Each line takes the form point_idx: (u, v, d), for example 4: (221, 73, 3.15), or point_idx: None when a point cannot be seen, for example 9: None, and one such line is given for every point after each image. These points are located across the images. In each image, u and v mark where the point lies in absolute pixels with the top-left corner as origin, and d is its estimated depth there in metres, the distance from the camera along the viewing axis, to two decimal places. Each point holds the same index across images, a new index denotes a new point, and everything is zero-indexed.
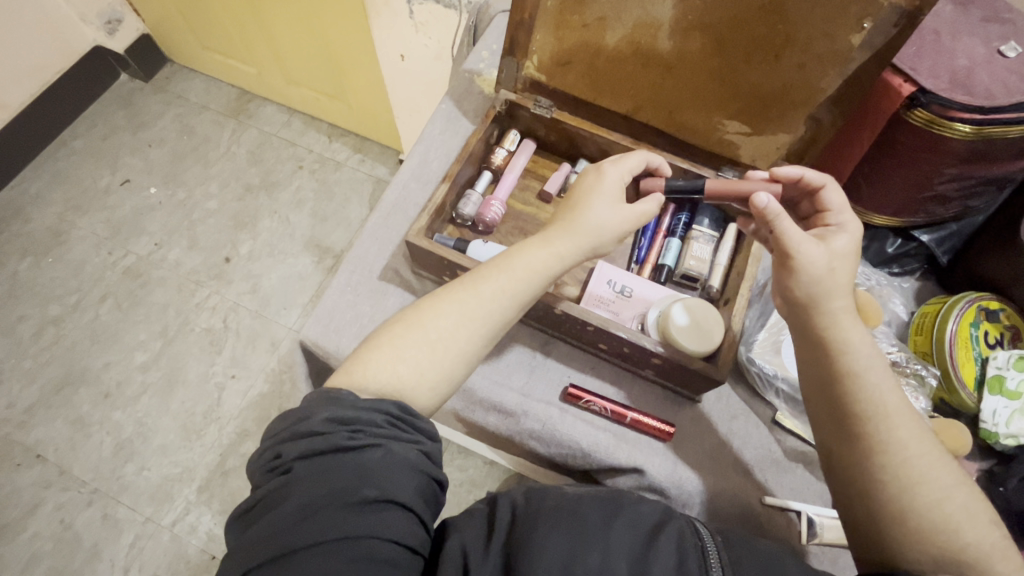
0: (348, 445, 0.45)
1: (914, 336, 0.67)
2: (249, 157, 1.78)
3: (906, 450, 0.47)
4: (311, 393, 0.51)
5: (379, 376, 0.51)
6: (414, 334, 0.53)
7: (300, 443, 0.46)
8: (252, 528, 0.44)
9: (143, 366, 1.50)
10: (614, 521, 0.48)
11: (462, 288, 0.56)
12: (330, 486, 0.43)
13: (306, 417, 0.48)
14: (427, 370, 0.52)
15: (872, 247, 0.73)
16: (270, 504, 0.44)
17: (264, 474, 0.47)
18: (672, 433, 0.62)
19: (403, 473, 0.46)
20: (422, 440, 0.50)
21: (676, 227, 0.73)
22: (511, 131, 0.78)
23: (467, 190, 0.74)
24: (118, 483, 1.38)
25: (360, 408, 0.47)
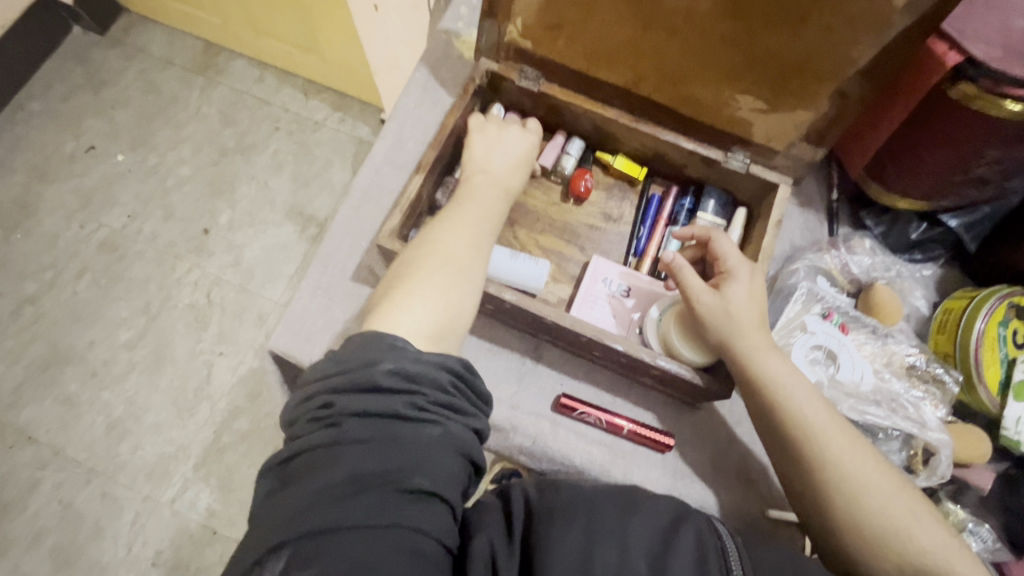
0: (409, 415, 0.41)
1: (935, 335, 0.61)
2: (222, 118, 1.66)
3: (841, 463, 0.47)
4: (365, 332, 0.45)
5: (427, 308, 0.47)
6: (449, 271, 0.50)
7: (358, 397, 0.41)
8: (289, 491, 0.38)
9: (129, 344, 1.45)
10: (629, 514, 0.43)
11: (448, 227, 0.53)
12: (382, 461, 0.38)
13: (368, 362, 0.42)
14: (464, 304, 0.50)
15: (893, 233, 0.66)
16: (313, 465, 0.39)
17: (308, 422, 0.41)
18: (670, 444, 0.58)
19: (456, 457, 0.41)
20: (476, 417, 0.45)
21: (679, 214, 0.67)
22: (494, 106, 0.68)
23: (446, 178, 0.67)
24: (114, 462, 1.37)
25: (424, 363, 0.43)
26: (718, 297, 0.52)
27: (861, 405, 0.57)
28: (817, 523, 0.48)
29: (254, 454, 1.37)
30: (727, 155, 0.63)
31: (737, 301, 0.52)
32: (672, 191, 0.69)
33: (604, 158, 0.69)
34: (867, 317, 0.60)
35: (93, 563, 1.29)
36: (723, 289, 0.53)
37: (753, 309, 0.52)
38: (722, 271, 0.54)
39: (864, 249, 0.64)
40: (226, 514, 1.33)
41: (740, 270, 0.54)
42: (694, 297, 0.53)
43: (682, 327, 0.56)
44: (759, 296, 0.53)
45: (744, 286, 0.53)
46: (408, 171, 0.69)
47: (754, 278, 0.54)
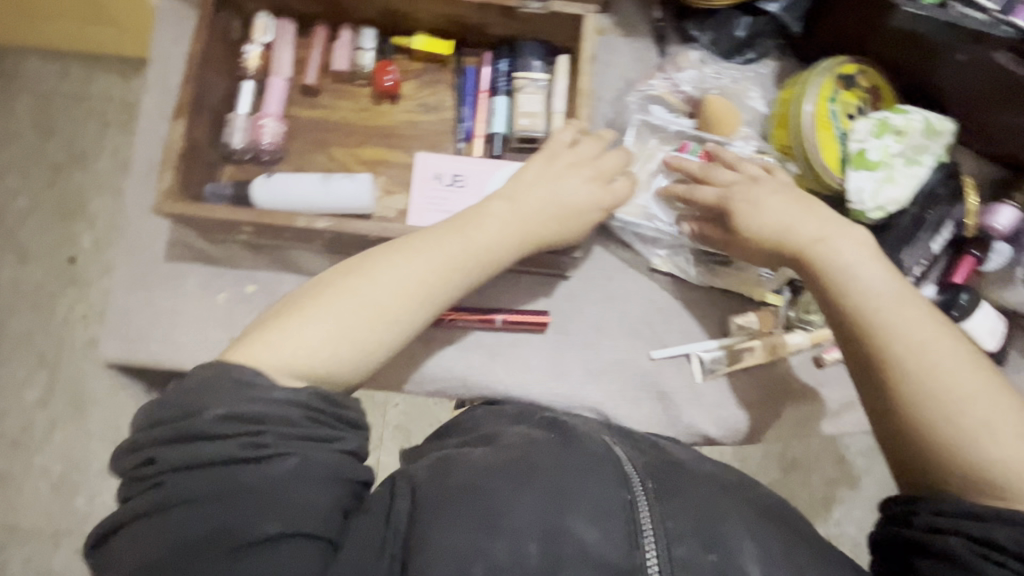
0: (245, 458, 0.38)
1: (775, 129, 0.59)
2: (35, 127, 1.31)
3: (912, 359, 0.45)
4: (202, 368, 0.41)
5: (305, 349, 0.43)
6: (355, 309, 0.45)
7: (184, 450, 0.38)
8: (127, 560, 0.37)
9: (41, 402, 1.26)
10: (524, 492, 0.43)
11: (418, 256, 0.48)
12: (216, 518, 0.36)
13: (195, 411, 0.39)
14: (362, 349, 0.45)
15: (721, 37, 0.61)
16: (141, 534, 0.37)
17: (136, 482, 0.39)
18: (546, 321, 0.58)
19: (314, 486, 0.39)
20: (346, 438, 0.42)
21: (498, 82, 0.60)
22: (257, 16, 0.58)
23: (228, 116, 0.57)
24: (77, 516, 1.24)
25: (268, 403, 0.39)
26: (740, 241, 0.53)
27: None
28: (876, 417, 0.47)
29: None
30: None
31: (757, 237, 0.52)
32: (486, 57, 0.62)
33: (402, 42, 0.61)
34: (707, 134, 0.59)
35: None
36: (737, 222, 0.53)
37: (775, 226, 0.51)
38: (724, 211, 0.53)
39: (691, 63, 0.61)
40: None
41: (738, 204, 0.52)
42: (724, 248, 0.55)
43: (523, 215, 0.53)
44: (776, 209, 0.51)
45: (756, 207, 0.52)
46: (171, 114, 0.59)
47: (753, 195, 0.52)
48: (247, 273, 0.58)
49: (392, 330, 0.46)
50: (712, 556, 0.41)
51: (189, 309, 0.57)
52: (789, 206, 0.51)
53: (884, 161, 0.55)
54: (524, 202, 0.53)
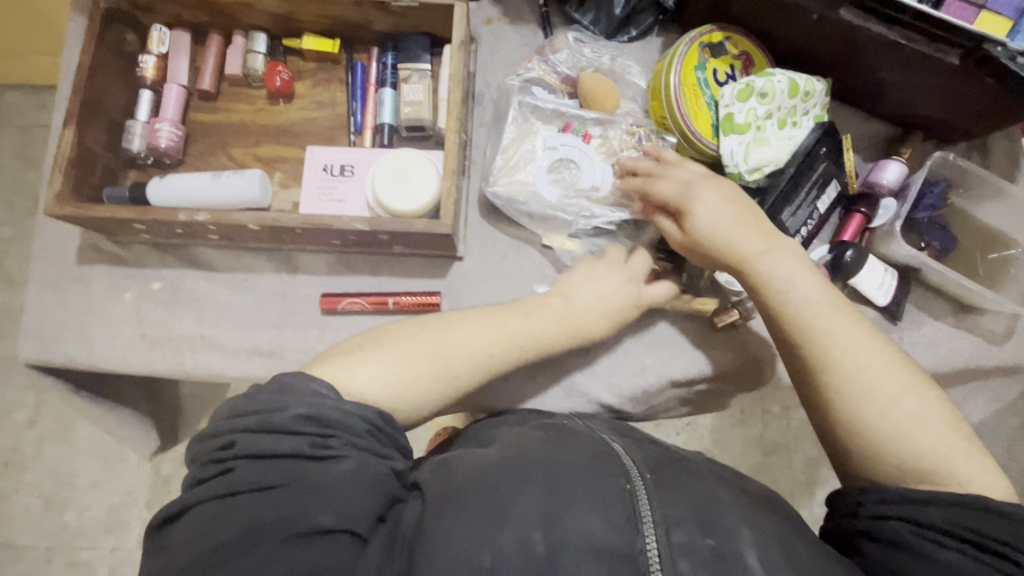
0: (312, 454, 0.40)
1: (652, 102, 0.61)
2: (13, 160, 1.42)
3: (851, 363, 0.47)
4: (285, 376, 0.44)
5: (373, 377, 0.47)
6: (424, 349, 0.50)
7: (258, 439, 0.40)
8: (182, 545, 0.38)
9: (28, 422, 1.39)
10: (524, 488, 0.41)
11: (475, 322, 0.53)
12: (281, 508, 0.38)
13: (279, 407, 0.41)
14: (428, 384, 0.49)
15: (602, 16, 0.63)
16: (207, 519, 0.38)
17: (206, 465, 0.41)
18: (438, 302, 0.59)
19: (367, 489, 0.40)
20: (397, 457, 0.45)
21: (385, 76, 0.63)
22: (153, 28, 0.62)
23: (128, 122, 0.60)
24: (68, 532, 1.36)
25: (344, 411, 0.43)
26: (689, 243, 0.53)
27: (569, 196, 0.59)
28: (816, 420, 0.50)
29: None
30: None
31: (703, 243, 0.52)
32: (374, 52, 0.64)
33: (292, 44, 0.64)
34: (587, 110, 0.60)
35: None
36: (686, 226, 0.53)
37: (722, 232, 0.51)
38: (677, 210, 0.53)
39: (566, 43, 0.62)
40: None
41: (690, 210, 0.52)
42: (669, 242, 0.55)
43: (395, 198, 0.55)
44: (727, 216, 0.51)
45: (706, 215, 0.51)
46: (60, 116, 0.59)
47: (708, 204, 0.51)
48: (152, 272, 0.61)
49: (458, 370, 0.50)
50: (710, 540, 0.40)
51: (100, 309, 0.60)
52: (737, 218, 0.51)
53: (751, 123, 0.56)
54: (396, 183, 0.55)
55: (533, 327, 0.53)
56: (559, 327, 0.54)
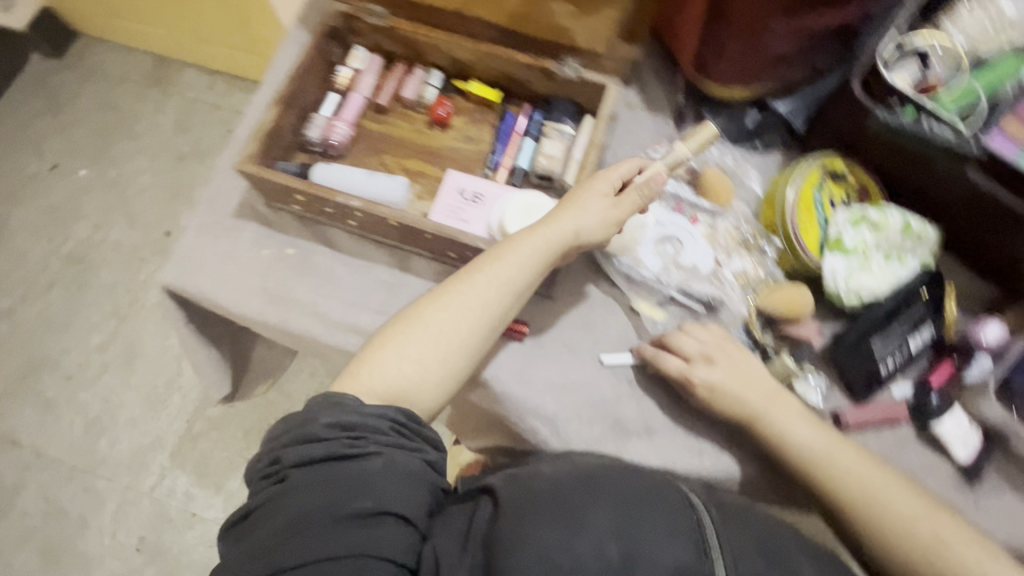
0: (348, 453, 0.48)
1: (763, 209, 0.65)
2: (177, 126, 1.73)
3: (871, 498, 0.53)
4: (311, 399, 0.53)
5: (385, 378, 0.54)
6: (422, 342, 0.55)
7: (300, 451, 0.49)
8: (250, 537, 0.46)
9: (101, 346, 1.54)
10: (593, 499, 0.46)
11: (454, 289, 0.58)
12: (327, 495, 0.46)
13: (309, 421, 0.51)
14: (431, 372, 0.55)
15: (732, 124, 0.70)
16: (266, 517, 0.47)
17: (264, 479, 0.50)
18: (524, 331, 0.63)
19: (404, 482, 0.48)
20: (425, 450, 0.53)
21: (531, 128, 0.71)
22: (356, 48, 0.74)
23: (312, 114, 0.71)
24: (94, 457, 1.45)
25: (364, 415, 0.51)
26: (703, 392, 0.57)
27: (672, 270, 0.63)
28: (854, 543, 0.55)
29: (226, 440, 1.44)
30: (560, 64, 0.67)
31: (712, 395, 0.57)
32: (526, 107, 0.73)
33: (460, 86, 0.74)
34: (702, 200, 0.65)
35: (80, 555, 1.38)
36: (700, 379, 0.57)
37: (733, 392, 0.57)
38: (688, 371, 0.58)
39: None
40: (204, 497, 1.40)
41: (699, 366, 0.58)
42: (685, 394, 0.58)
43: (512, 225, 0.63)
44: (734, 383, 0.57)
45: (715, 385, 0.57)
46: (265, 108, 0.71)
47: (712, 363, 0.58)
48: (290, 240, 0.69)
49: (460, 352, 0.56)
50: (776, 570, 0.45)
51: (236, 257, 0.69)
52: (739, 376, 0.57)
53: (858, 249, 0.60)
54: (516, 213, 0.64)
55: (516, 258, 0.57)
56: (541, 240, 0.58)
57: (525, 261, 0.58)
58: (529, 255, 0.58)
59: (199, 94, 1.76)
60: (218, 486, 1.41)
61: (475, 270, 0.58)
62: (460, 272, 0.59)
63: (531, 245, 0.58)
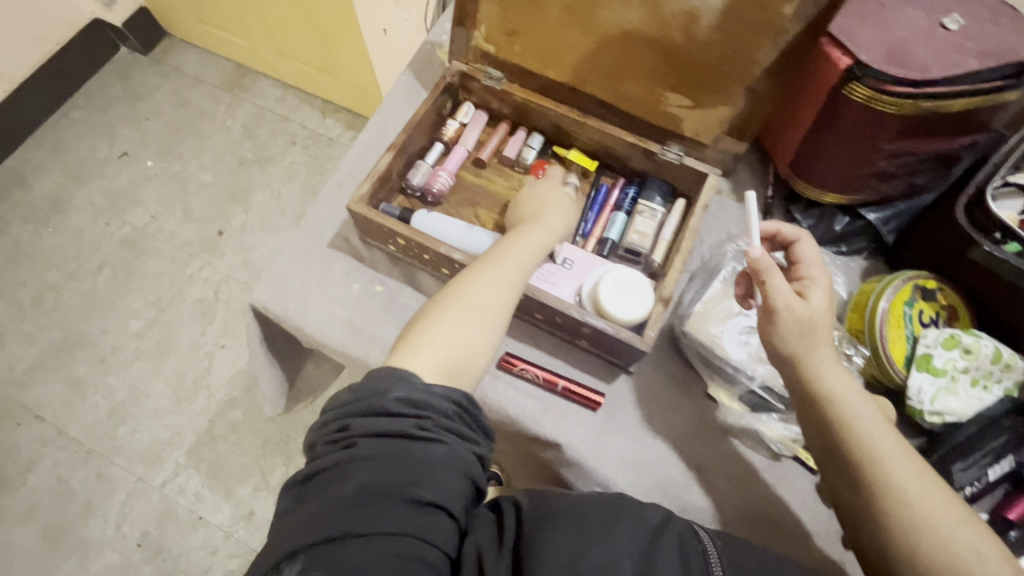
0: (416, 435, 0.51)
1: (850, 314, 0.66)
2: (244, 132, 1.72)
3: (908, 492, 0.50)
4: (374, 370, 0.55)
5: (439, 351, 0.56)
6: (467, 318, 0.58)
7: (370, 421, 0.51)
8: (309, 504, 0.48)
9: (138, 333, 1.50)
10: (615, 527, 0.52)
11: (492, 270, 0.61)
12: (393, 475, 0.48)
13: (378, 393, 0.52)
14: (480, 345, 0.58)
15: (820, 225, 0.72)
16: (327, 485, 0.48)
17: (328, 444, 0.51)
18: (600, 401, 0.64)
19: (458, 473, 0.51)
20: (479, 444, 0.55)
21: (623, 202, 0.74)
22: (465, 104, 0.78)
23: (417, 161, 0.75)
24: (111, 444, 1.41)
25: (430, 394, 0.53)
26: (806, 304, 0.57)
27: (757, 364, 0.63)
28: None
29: (244, 445, 1.40)
30: (663, 147, 0.69)
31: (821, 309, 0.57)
32: (619, 181, 0.76)
33: (559, 152, 0.77)
34: None
35: (80, 541, 1.32)
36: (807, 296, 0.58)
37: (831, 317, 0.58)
38: (803, 280, 0.60)
39: None
40: (213, 501, 1.36)
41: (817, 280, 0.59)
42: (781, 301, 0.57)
43: (607, 289, 0.63)
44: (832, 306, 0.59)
45: (823, 292, 0.58)
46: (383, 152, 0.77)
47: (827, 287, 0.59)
48: (380, 277, 0.71)
49: (500, 326, 0.60)
50: None
51: (329, 286, 0.71)
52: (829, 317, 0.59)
53: (948, 370, 0.60)
54: (611, 275, 0.65)
55: (529, 246, 0.64)
56: (545, 237, 0.66)
57: (535, 251, 0.65)
58: (543, 246, 0.65)
59: (268, 103, 1.75)
60: (229, 491, 1.37)
61: (504, 256, 0.63)
62: (489, 257, 0.63)
63: (541, 234, 0.66)
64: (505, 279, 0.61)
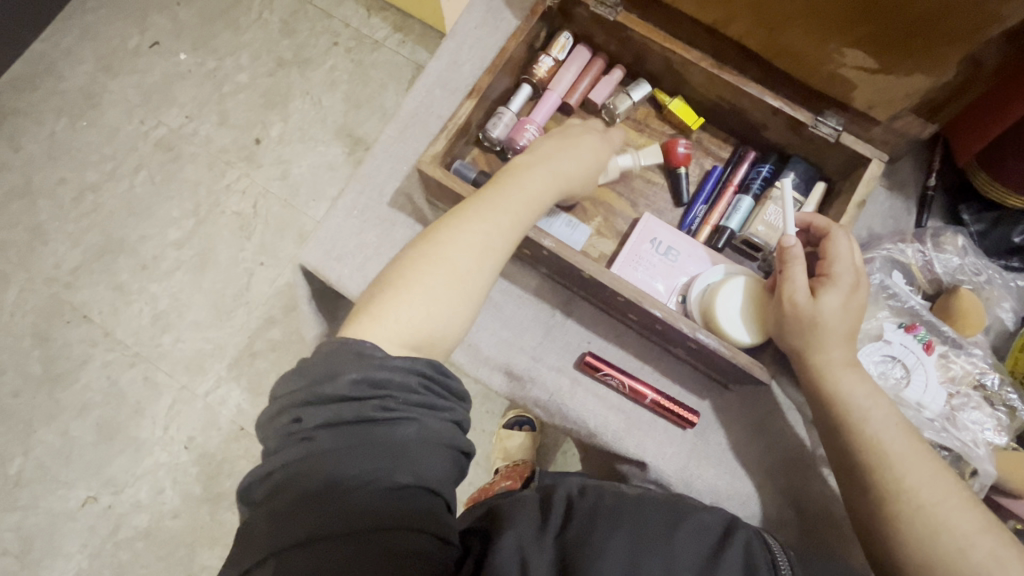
0: (377, 418, 0.40)
1: (1017, 353, 0.54)
2: (283, 28, 1.51)
3: (920, 497, 0.44)
4: (323, 345, 0.44)
5: (405, 319, 0.45)
6: (438, 276, 0.46)
7: (322, 409, 0.40)
8: (268, 509, 0.38)
9: (177, 243, 1.41)
10: (675, 532, 0.44)
11: (476, 217, 0.48)
12: (360, 465, 0.38)
13: (328, 377, 0.41)
14: (453, 314, 0.47)
15: (993, 232, 0.57)
16: (286, 486, 0.39)
17: (279, 441, 0.41)
18: (695, 421, 0.56)
19: (435, 451, 0.41)
20: (455, 409, 0.44)
21: (752, 184, 0.61)
22: (562, 34, 0.62)
23: (498, 108, 0.61)
24: (156, 351, 1.36)
25: (389, 368, 0.41)
26: (813, 306, 0.47)
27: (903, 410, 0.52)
28: None
29: (283, 364, 1.35)
30: (818, 118, 0.55)
31: (830, 315, 0.46)
32: (751, 156, 0.62)
33: (660, 97, 0.64)
34: (945, 324, 0.54)
35: (132, 440, 1.32)
36: (820, 295, 0.47)
37: (845, 323, 0.47)
38: (822, 275, 0.48)
39: (955, 248, 0.56)
40: (254, 414, 1.33)
41: (841, 282, 0.47)
42: (786, 296, 0.48)
43: (730, 293, 0.53)
44: (855, 312, 0.47)
45: (842, 295, 0.47)
46: (460, 96, 0.65)
47: (854, 294, 0.47)
48: None
49: (481, 283, 0.48)
50: None
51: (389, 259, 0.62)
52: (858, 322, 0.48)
53: None
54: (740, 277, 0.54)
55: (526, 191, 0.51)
56: (554, 187, 0.52)
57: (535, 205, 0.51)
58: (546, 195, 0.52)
59: None
60: None
61: (487, 195, 0.49)
62: (471, 207, 0.49)
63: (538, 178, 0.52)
64: (490, 231, 0.48)
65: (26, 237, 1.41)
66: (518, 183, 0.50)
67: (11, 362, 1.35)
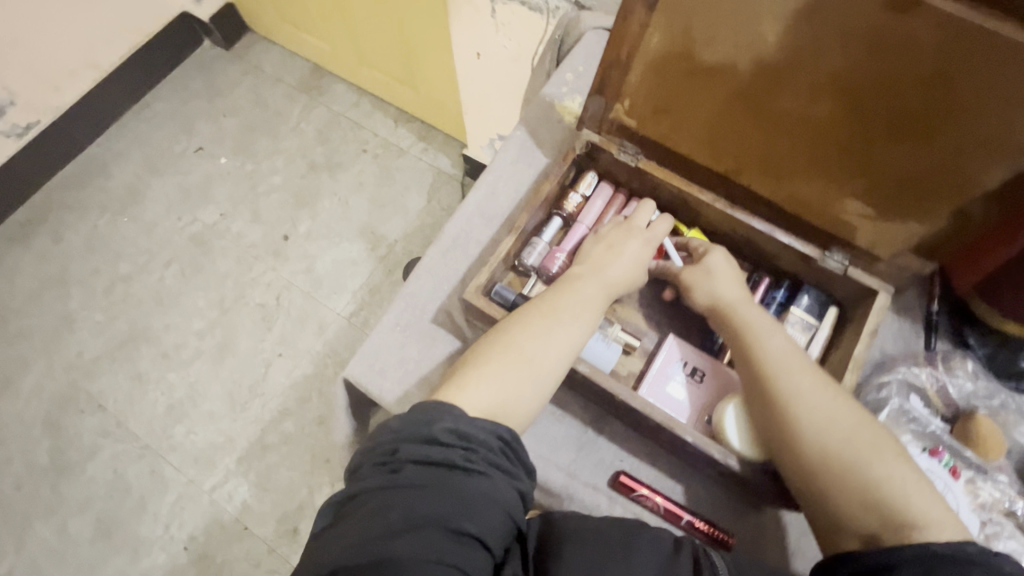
0: (462, 465, 0.45)
1: None
2: (317, 136, 1.66)
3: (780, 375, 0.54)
4: (418, 403, 0.49)
5: (489, 392, 0.52)
6: (513, 364, 0.53)
7: (416, 447, 0.45)
8: (349, 525, 0.42)
9: (200, 333, 1.46)
10: (635, 541, 0.47)
11: (539, 315, 0.57)
12: (439, 505, 0.43)
13: (427, 421, 0.47)
14: (524, 397, 0.53)
15: (1001, 357, 0.59)
16: (367, 509, 0.43)
17: (373, 468, 0.46)
18: (731, 544, 0.56)
19: (499, 512, 0.45)
20: (521, 480, 0.49)
21: (769, 306, 0.66)
22: (588, 173, 0.71)
23: (532, 238, 0.68)
24: (167, 442, 1.36)
25: (478, 427, 0.47)
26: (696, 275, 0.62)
27: None
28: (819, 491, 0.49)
29: (293, 458, 1.33)
30: (824, 254, 0.62)
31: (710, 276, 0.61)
32: (766, 280, 0.67)
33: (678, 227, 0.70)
34: (968, 449, 0.56)
35: (131, 538, 1.28)
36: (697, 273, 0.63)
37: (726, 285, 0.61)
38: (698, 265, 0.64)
39: (966, 372, 0.60)
40: (259, 511, 1.29)
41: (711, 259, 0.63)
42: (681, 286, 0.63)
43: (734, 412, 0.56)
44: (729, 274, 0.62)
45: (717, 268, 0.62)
46: (497, 225, 0.72)
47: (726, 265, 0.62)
48: None
49: (552, 379, 0.55)
50: None
51: (429, 375, 0.65)
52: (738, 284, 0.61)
53: None
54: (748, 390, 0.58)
55: (578, 295, 0.59)
56: (602, 291, 0.60)
57: (593, 312, 0.59)
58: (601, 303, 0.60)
59: (343, 108, 1.70)
60: (278, 506, 1.30)
61: (554, 302, 0.58)
62: (543, 309, 0.57)
63: (597, 285, 0.61)
64: (555, 327, 0.56)
65: (55, 326, 1.46)
66: (574, 291, 0.59)
67: (19, 452, 1.34)
